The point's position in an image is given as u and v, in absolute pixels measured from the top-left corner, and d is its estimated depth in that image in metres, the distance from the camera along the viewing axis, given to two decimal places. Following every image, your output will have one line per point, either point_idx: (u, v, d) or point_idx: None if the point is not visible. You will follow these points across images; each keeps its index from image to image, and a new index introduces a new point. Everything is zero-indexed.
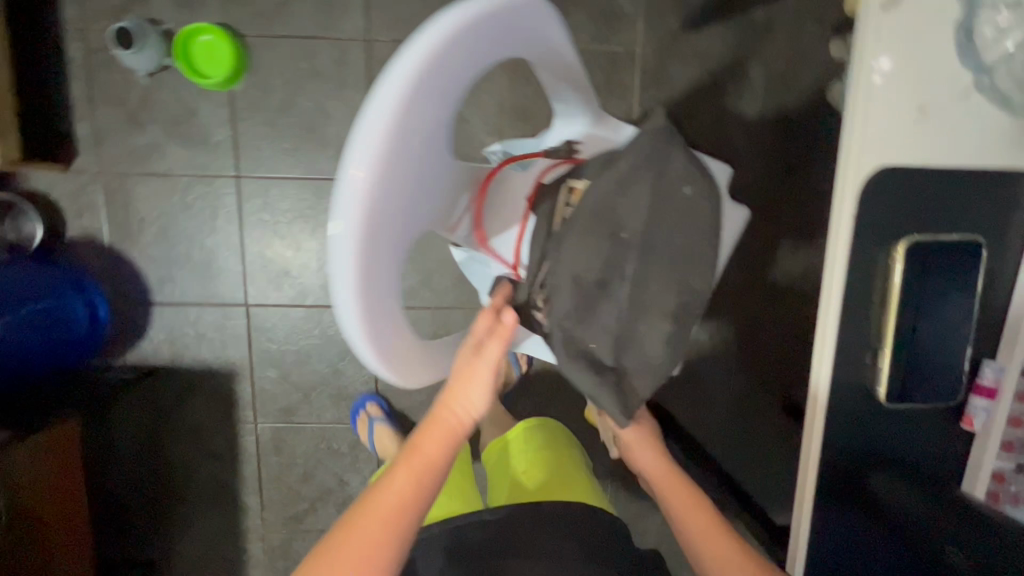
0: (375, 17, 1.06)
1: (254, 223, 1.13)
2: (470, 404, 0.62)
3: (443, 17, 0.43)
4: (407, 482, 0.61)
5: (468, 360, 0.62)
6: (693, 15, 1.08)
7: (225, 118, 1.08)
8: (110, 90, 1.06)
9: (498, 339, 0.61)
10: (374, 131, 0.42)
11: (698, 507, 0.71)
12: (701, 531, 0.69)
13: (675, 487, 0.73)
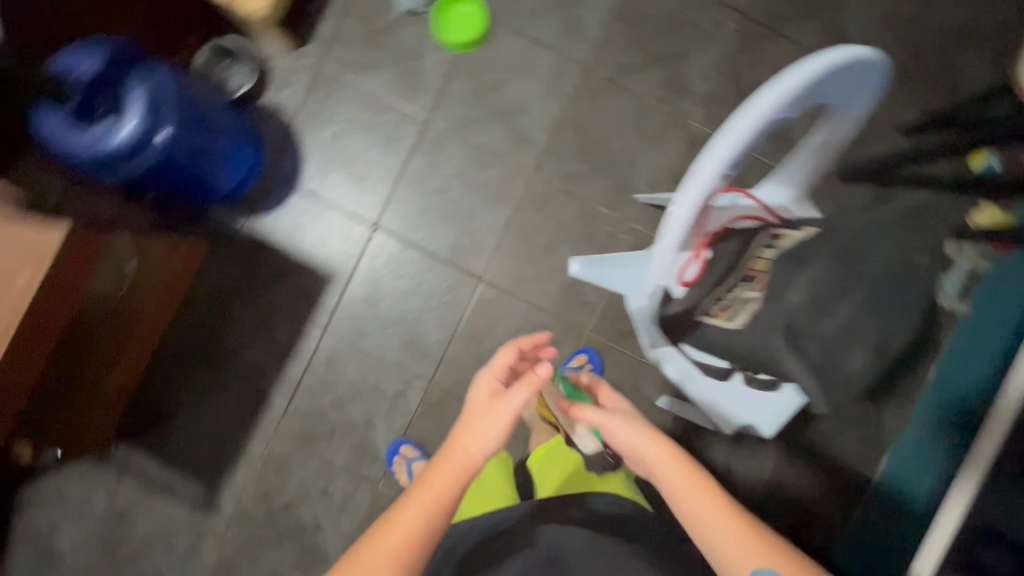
0: (602, 53, 1.22)
1: (419, 163, 1.23)
2: (480, 444, 0.74)
3: (782, 80, 0.50)
4: (421, 513, 0.70)
5: (479, 407, 0.76)
6: (850, 170, 1.24)
7: (443, 71, 1.22)
8: (366, 8, 1.21)
9: (528, 384, 0.75)
10: (718, 162, 0.52)
11: (733, 519, 0.66)
12: (739, 552, 0.64)
13: (698, 497, 0.68)
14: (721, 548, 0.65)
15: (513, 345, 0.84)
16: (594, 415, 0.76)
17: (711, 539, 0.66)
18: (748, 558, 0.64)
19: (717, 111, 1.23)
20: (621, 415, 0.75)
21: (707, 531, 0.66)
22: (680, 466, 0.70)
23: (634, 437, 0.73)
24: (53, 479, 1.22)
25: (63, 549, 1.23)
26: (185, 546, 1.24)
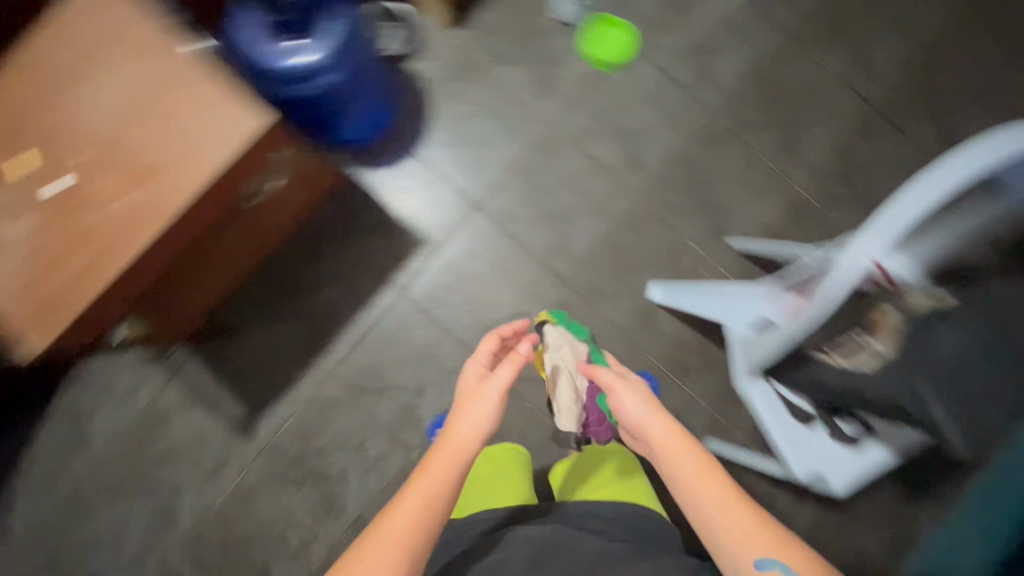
0: (729, 104, 1.29)
1: (534, 160, 1.28)
2: (472, 427, 0.80)
3: (974, 161, 0.57)
4: (422, 499, 0.76)
5: (472, 392, 0.83)
6: None
7: (579, 83, 1.28)
8: (524, 8, 1.28)
9: (506, 363, 0.84)
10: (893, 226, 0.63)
11: (734, 507, 0.74)
12: (741, 538, 0.72)
13: (699, 485, 0.76)
14: (722, 532, 0.73)
15: (495, 339, 0.93)
16: (607, 377, 0.84)
17: (714, 524, 0.74)
18: (746, 543, 0.71)
19: (822, 183, 1.28)
20: (629, 384, 0.83)
21: (711, 516, 0.74)
22: (682, 450, 0.78)
23: (641, 412, 0.81)
24: (106, 365, 1.24)
25: (95, 436, 1.23)
26: (211, 464, 1.25)
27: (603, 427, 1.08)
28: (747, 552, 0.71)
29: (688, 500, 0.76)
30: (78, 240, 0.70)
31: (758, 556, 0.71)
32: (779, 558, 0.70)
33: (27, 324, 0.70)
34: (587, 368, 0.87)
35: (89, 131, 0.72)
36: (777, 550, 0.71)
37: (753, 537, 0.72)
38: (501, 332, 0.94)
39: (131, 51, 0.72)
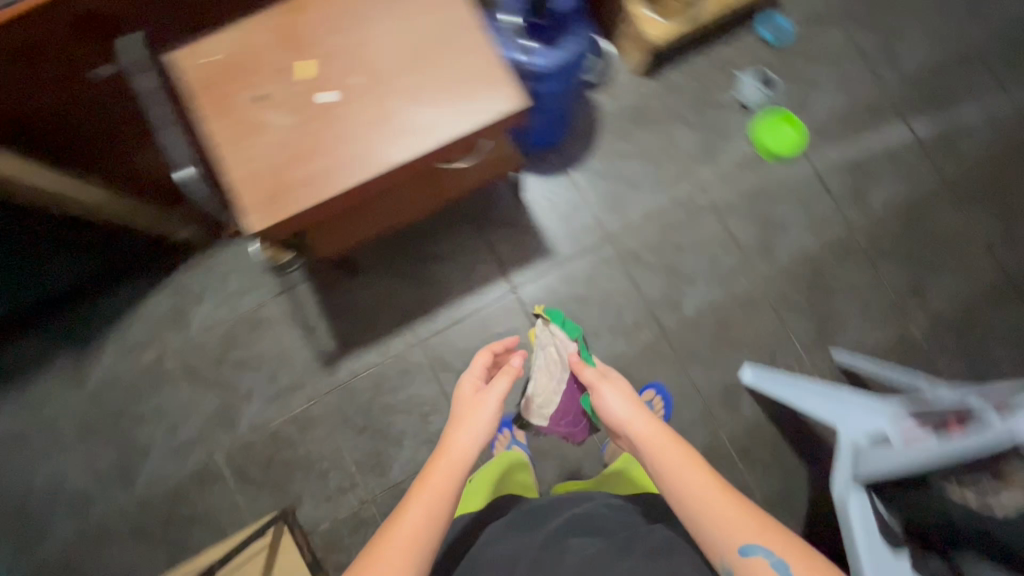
0: (869, 226, 1.33)
1: (675, 214, 1.33)
2: (470, 437, 0.81)
3: None
4: (426, 508, 0.73)
5: (469, 403, 0.85)
6: None
7: (738, 161, 1.34)
8: (711, 79, 1.35)
9: (501, 377, 0.88)
10: None
11: (718, 495, 0.70)
12: (725, 526, 0.68)
13: (683, 472, 0.72)
14: (708, 522, 0.69)
15: (486, 357, 0.97)
16: (592, 375, 0.86)
17: (699, 513, 0.69)
18: (732, 530, 0.67)
19: (937, 329, 1.30)
20: (612, 383, 0.85)
21: (695, 504, 0.70)
22: (665, 436, 0.76)
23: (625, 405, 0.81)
24: (227, 260, 1.30)
25: (194, 320, 1.29)
26: (284, 384, 1.28)
27: (574, 423, 1.25)
28: (731, 540, 0.67)
29: (672, 493, 0.72)
30: (327, 153, 0.78)
31: (742, 542, 0.66)
32: (766, 542, 0.66)
33: (257, 209, 0.76)
34: (577, 365, 0.90)
35: (372, 65, 0.79)
36: (766, 538, 0.66)
37: (740, 527, 0.67)
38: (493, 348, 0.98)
39: (433, 14, 0.80)
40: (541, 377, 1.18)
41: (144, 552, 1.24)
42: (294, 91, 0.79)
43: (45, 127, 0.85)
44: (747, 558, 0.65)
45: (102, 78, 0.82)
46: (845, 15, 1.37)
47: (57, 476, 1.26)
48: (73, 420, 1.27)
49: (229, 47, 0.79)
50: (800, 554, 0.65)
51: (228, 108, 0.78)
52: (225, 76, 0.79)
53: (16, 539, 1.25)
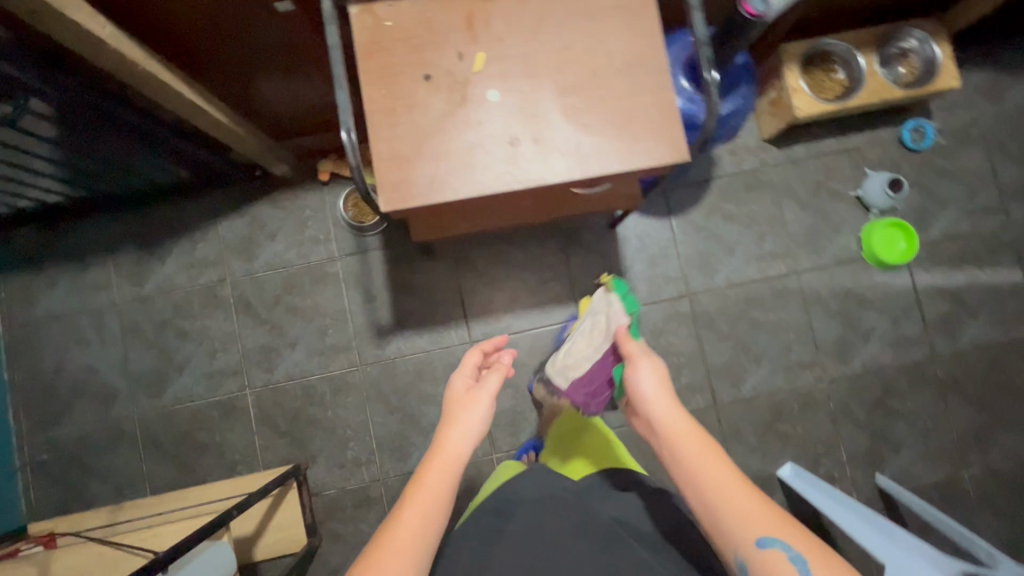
0: (954, 362, 1.27)
1: (760, 290, 1.29)
2: (465, 434, 0.78)
3: None
4: (424, 508, 0.69)
5: (462, 400, 0.83)
6: None
7: (840, 256, 1.29)
8: (836, 166, 1.30)
9: (493, 374, 0.86)
10: None
11: (733, 486, 0.63)
12: (741, 514, 0.60)
13: (698, 455, 0.65)
14: (722, 510, 0.62)
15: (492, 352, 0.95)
16: (635, 348, 0.80)
17: (714, 500, 0.62)
18: (744, 521, 0.60)
19: (991, 485, 1.24)
20: (648, 361, 0.77)
21: (709, 491, 0.63)
22: (680, 416, 0.70)
23: (652, 379, 0.74)
24: (311, 206, 1.28)
25: (262, 254, 1.27)
26: (330, 343, 1.26)
27: (597, 399, 0.94)
28: (747, 530, 0.60)
29: (686, 477, 0.65)
30: (472, 152, 0.73)
31: (756, 535, 0.59)
32: (786, 536, 0.58)
33: (386, 186, 0.73)
34: (622, 336, 0.84)
35: (547, 78, 0.74)
36: (784, 531, 0.59)
37: (755, 518, 0.60)
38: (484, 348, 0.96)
39: (626, 44, 0.75)
40: (580, 342, 0.99)
41: (153, 464, 1.24)
42: (461, 79, 0.74)
43: (202, 38, 0.82)
44: (764, 551, 0.58)
45: (281, 10, 0.79)
46: (992, 142, 1.31)
47: (91, 367, 1.26)
48: (121, 317, 1.26)
49: (411, 16, 0.75)
50: (821, 549, 0.57)
51: (392, 79, 0.74)
52: (399, 46, 0.75)
53: (36, 415, 1.25)
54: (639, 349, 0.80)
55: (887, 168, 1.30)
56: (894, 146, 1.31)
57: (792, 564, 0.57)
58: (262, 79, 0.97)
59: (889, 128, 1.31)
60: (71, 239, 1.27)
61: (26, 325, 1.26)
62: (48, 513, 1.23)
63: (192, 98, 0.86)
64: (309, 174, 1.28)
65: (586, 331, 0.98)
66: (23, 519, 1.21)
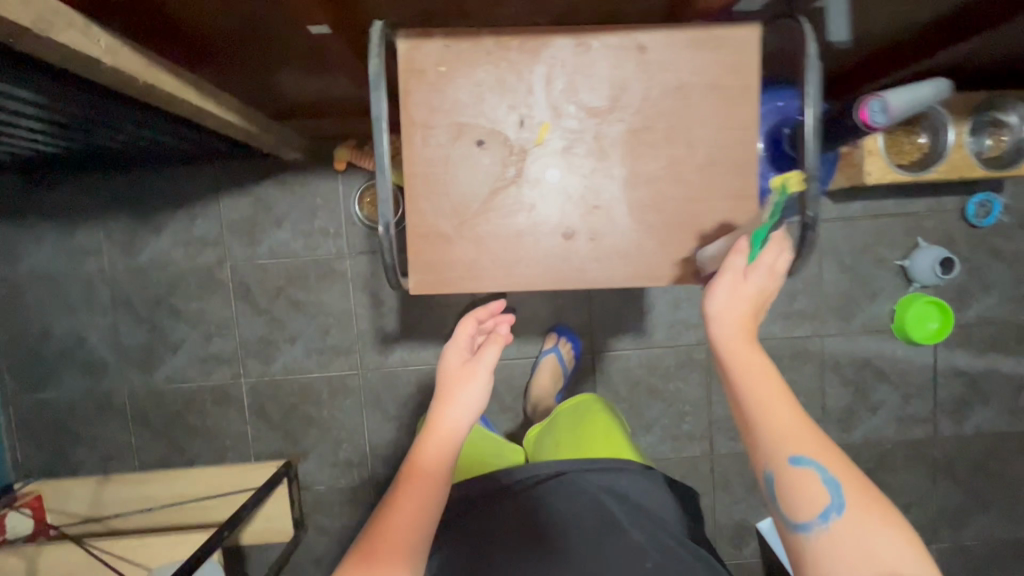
0: (953, 444, 1.27)
1: (780, 348, 1.24)
2: (460, 412, 0.66)
3: None
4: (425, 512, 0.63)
5: (457, 372, 0.68)
6: None
7: (870, 325, 1.24)
8: (889, 230, 1.22)
9: (492, 342, 0.69)
10: None
11: (777, 400, 0.55)
12: (781, 427, 0.54)
13: (757, 378, 0.55)
14: (759, 423, 0.55)
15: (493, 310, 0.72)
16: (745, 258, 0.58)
17: (758, 417, 0.55)
18: (780, 434, 0.54)
19: (954, 561, 1.29)
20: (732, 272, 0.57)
21: (754, 409, 0.55)
22: (749, 335, 0.56)
23: (730, 291, 0.56)
24: (322, 195, 1.17)
25: (266, 241, 1.18)
26: (331, 344, 1.21)
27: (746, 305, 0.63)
28: (786, 447, 0.54)
29: (735, 393, 0.56)
30: (523, 239, 0.65)
31: (790, 449, 0.53)
32: (827, 461, 0.53)
33: (420, 265, 0.65)
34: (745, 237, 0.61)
35: (618, 161, 0.64)
36: (824, 455, 0.53)
37: (796, 435, 0.54)
38: (479, 316, 0.71)
39: (714, 134, 0.64)
40: (711, 248, 0.63)
41: (142, 439, 1.22)
42: (519, 144, 0.64)
43: (217, 40, 0.68)
44: (799, 471, 0.53)
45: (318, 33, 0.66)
46: None
47: (80, 334, 1.21)
48: (113, 288, 1.20)
49: (470, 64, 0.62)
50: (860, 479, 0.52)
51: (440, 141, 0.64)
52: (451, 101, 0.63)
53: (21, 376, 1.21)
54: (734, 266, 0.57)
55: (940, 239, 1.22)
56: (955, 217, 1.21)
57: (826, 490, 0.52)
58: (282, 72, 0.83)
59: (955, 198, 1.21)
60: (60, 194, 1.18)
61: (10, 283, 1.19)
62: (36, 473, 1.23)
63: (199, 103, 0.74)
64: (323, 160, 1.16)
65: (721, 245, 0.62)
66: (10, 477, 1.22)
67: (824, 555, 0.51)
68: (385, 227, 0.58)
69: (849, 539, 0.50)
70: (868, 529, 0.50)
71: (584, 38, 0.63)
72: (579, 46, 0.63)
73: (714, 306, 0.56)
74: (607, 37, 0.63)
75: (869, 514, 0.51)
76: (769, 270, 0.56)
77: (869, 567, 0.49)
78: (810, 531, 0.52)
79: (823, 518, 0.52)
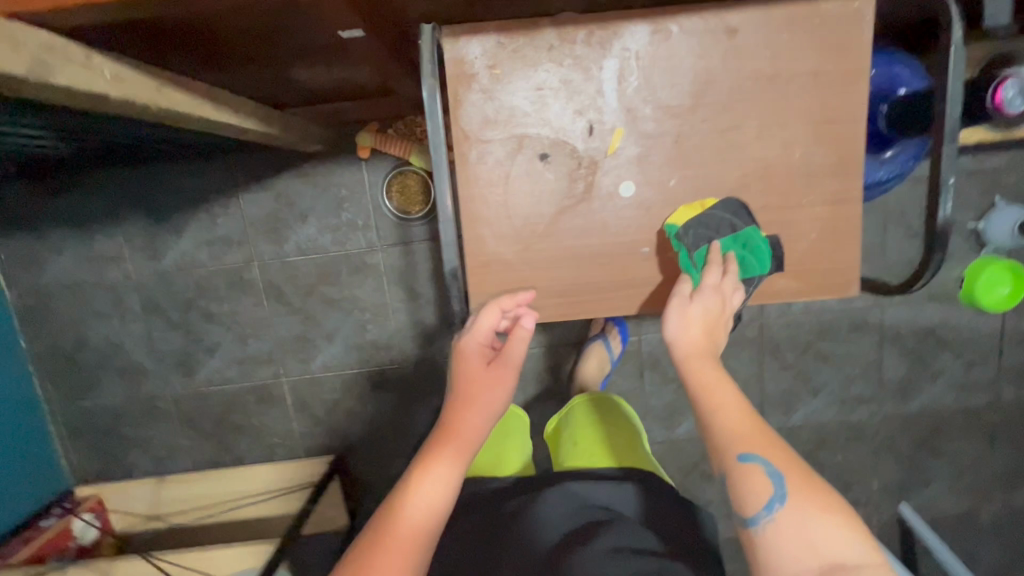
0: (1013, 409, 1.22)
1: (837, 321, 1.18)
2: (484, 410, 0.54)
3: None
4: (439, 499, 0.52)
5: (480, 362, 0.54)
6: None
7: (935, 292, 1.16)
8: (963, 190, 1.11)
9: (515, 338, 0.54)
10: None
11: (728, 402, 0.52)
12: (729, 426, 0.51)
13: (708, 382, 0.51)
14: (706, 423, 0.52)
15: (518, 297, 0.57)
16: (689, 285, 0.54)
17: (706, 416, 0.51)
18: (725, 432, 0.50)
19: (1004, 521, 1.29)
20: (684, 296, 0.54)
21: (702, 409, 0.52)
22: (706, 352, 0.52)
23: (682, 316, 0.53)
24: (347, 186, 1.09)
25: (292, 237, 1.12)
26: (369, 340, 1.17)
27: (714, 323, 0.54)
28: (730, 443, 0.50)
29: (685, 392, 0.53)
30: (594, 261, 0.58)
31: (737, 445, 0.50)
32: (771, 453, 0.49)
33: (487, 294, 0.59)
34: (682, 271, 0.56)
35: (700, 169, 0.56)
36: (767, 445, 0.49)
37: (741, 431, 0.50)
38: (506, 303, 0.56)
39: (814, 129, 0.56)
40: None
41: (191, 440, 1.23)
42: (589, 156, 0.56)
43: (229, 44, 0.59)
44: (745, 467, 0.49)
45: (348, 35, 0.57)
46: None
47: (114, 341, 1.18)
48: (140, 293, 1.16)
49: (528, 64, 0.53)
50: (802, 467, 0.48)
51: (498, 156, 0.56)
52: (508, 109, 0.54)
53: (63, 385, 1.21)
54: (681, 291, 0.54)
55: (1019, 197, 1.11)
56: None
57: (770, 480, 0.48)
58: (300, 66, 0.74)
59: None
60: (72, 201, 1.12)
61: (36, 293, 1.16)
62: (92, 476, 1.25)
63: (215, 117, 0.66)
64: (345, 148, 1.07)
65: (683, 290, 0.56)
66: (68, 481, 1.25)
67: (769, 550, 0.46)
68: (449, 273, 0.53)
69: (792, 531, 0.46)
70: (811, 519, 0.46)
71: (662, 22, 0.53)
72: (655, 32, 0.53)
73: (669, 332, 0.53)
74: (689, 21, 0.53)
75: (812, 502, 0.47)
76: (715, 286, 0.54)
77: (814, 558, 0.45)
78: (757, 525, 0.47)
79: (768, 509, 0.47)
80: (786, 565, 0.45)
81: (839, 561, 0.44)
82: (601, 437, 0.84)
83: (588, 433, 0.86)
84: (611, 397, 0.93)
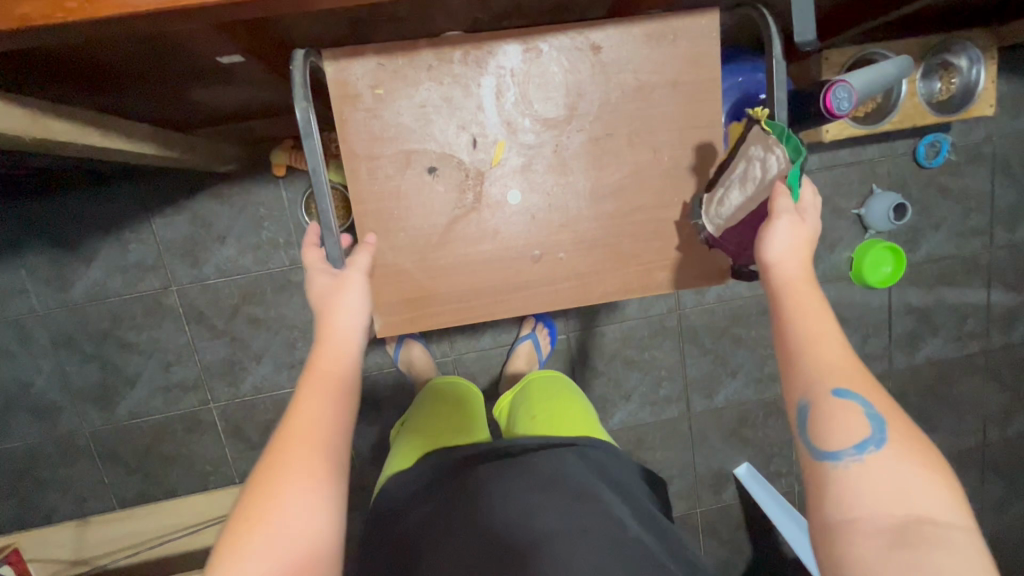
0: (907, 376, 1.34)
1: (749, 307, 1.26)
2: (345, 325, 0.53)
3: None
4: (304, 476, 0.46)
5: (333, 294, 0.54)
6: None
7: (831, 274, 1.27)
8: (846, 181, 1.22)
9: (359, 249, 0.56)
10: None
11: (834, 339, 0.48)
12: (829, 362, 0.47)
13: (811, 308, 0.48)
14: (802, 353, 0.48)
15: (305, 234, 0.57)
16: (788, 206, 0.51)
17: (802, 348, 0.48)
18: (823, 364, 0.47)
19: None
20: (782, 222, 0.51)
21: (799, 340, 0.48)
22: (810, 276, 0.50)
23: (791, 236, 0.50)
24: (266, 204, 1.08)
25: (211, 259, 1.10)
26: (299, 357, 1.16)
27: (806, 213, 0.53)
28: (825, 376, 0.46)
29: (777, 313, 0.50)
30: (491, 266, 0.62)
31: (836, 383, 0.46)
32: (872, 396, 0.45)
33: (388, 306, 0.62)
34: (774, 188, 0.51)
35: (580, 173, 0.61)
36: (871, 390, 0.46)
37: (845, 367, 0.47)
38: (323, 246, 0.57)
39: (679, 133, 0.61)
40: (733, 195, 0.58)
41: (116, 477, 1.18)
42: (474, 167, 0.59)
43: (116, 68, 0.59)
44: (840, 401, 0.45)
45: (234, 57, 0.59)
46: (1001, 160, 1.24)
47: (24, 380, 1.12)
48: (49, 328, 1.10)
49: (410, 83, 0.56)
50: (906, 422, 0.45)
51: (388, 172, 0.58)
52: (394, 127, 0.57)
53: None
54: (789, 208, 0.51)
55: (893, 184, 1.23)
56: (907, 162, 1.22)
57: (867, 423, 0.44)
58: (199, 88, 0.73)
59: (907, 141, 1.21)
60: None
61: None
62: (10, 524, 1.18)
63: (101, 144, 0.64)
64: (260, 166, 1.07)
65: (735, 179, 0.57)
66: None
67: (850, 486, 0.43)
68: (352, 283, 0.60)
69: (882, 475, 0.42)
70: (908, 469, 0.42)
71: (532, 41, 0.57)
72: (528, 51, 0.57)
73: (775, 254, 0.50)
74: (558, 38, 0.57)
75: (910, 456, 0.43)
76: (813, 205, 0.52)
77: (900, 506, 0.41)
78: (840, 461, 0.44)
79: (858, 450, 0.44)
80: (866, 506, 0.42)
81: (928, 516, 0.41)
82: (558, 411, 0.86)
83: (541, 405, 0.89)
84: (557, 374, 0.97)
